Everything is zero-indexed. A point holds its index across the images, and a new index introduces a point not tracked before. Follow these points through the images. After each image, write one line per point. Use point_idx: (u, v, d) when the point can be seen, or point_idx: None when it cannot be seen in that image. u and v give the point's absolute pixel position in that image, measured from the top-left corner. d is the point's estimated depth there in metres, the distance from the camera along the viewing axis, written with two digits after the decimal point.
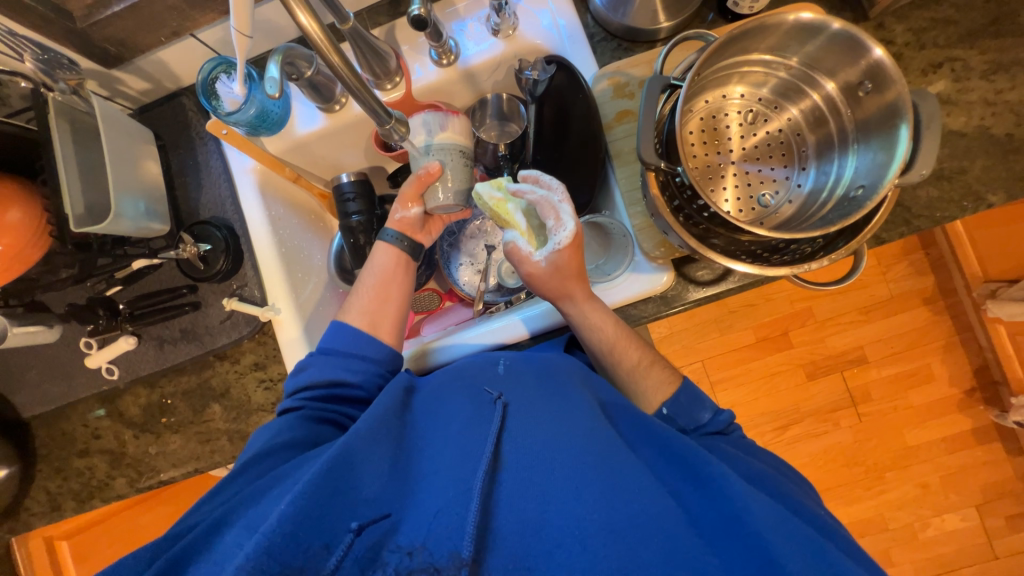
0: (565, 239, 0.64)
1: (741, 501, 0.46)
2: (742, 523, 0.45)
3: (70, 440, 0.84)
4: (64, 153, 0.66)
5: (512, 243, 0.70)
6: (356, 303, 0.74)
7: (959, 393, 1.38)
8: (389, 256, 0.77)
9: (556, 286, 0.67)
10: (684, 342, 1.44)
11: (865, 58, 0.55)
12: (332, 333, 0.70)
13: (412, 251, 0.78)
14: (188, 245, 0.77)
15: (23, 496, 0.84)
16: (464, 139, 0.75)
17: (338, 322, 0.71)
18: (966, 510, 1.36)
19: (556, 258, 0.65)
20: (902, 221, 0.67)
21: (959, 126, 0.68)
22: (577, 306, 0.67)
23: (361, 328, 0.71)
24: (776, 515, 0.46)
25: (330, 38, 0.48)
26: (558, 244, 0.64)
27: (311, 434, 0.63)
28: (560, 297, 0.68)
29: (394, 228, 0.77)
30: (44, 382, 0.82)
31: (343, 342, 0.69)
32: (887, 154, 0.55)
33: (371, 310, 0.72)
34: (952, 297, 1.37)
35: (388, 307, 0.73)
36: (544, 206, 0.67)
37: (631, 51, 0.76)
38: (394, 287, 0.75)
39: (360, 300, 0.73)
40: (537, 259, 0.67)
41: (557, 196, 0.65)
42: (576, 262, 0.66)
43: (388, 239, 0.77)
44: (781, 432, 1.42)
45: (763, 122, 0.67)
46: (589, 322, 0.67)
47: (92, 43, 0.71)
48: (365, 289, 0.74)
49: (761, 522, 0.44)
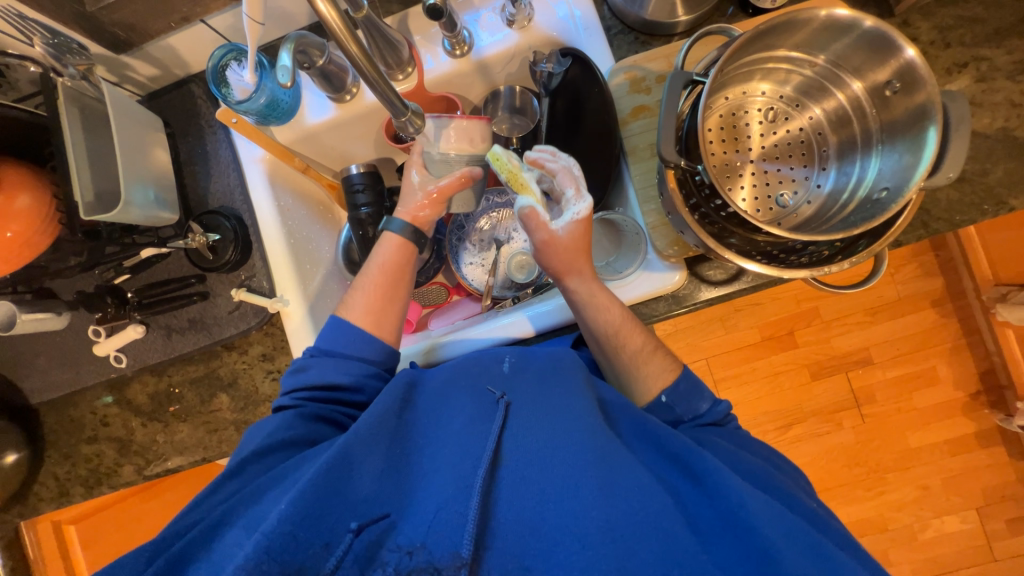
0: (583, 210, 0.66)
1: (738, 497, 0.46)
2: (741, 521, 0.45)
3: (78, 426, 0.85)
4: (73, 139, 0.65)
5: (530, 207, 0.67)
6: (358, 300, 0.71)
7: (964, 396, 1.38)
8: (392, 248, 0.74)
9: (563, 261, 0.67)
10: (689, 339, 1.44)
11: (896, 57, 0.53)
12: (334, 331, 0.68)
13: (416, 239, 0.75)
14: (197, 235, 0.76)
15: (31, 481, 0.84)
16: (477, 145, 0.78)
17: (338, 320, 0.69)
18: (966, 513, 1.36)
19: (570, 229, 0.67)
20: (919, 223, 0.66)
21: (982, 128, 0.66)
22: (585, 283, 0.67)
23: (363, 328, 0.69)
24: (774, 512, 0.46)
25: (348, 26, 0.47)
26: (577, 213, 0.66)
27: (310, 433, 0.62)
28: (566, 273, 0.68)
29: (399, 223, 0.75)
30: (52, 369, 0.82)
31: (348, 342, 0.68)
32: (914, 156, 0.54)
33: (376, 309, 0.70)
34: (961, 300, 1.36)
35: (393, 306, 0.72)
36: (563, 177, 0.69)
37: (648, 45, 0.74)
38: (398, 283, 0.73)
39: (363, 297, 0.71)
40: (553, 226, 0.67)
41: (577, 169, 0.69)
42: (584, 239, 0.67)
43: (395, 229, 0.74)
44: (784, 432, 1.41)
45: (784, 121, 0.66)
46: (596, 302, 0.66)
47: (101, 27, 0.70)
48: (366, 285, 0.72)
49: (760, 519, 0.44)
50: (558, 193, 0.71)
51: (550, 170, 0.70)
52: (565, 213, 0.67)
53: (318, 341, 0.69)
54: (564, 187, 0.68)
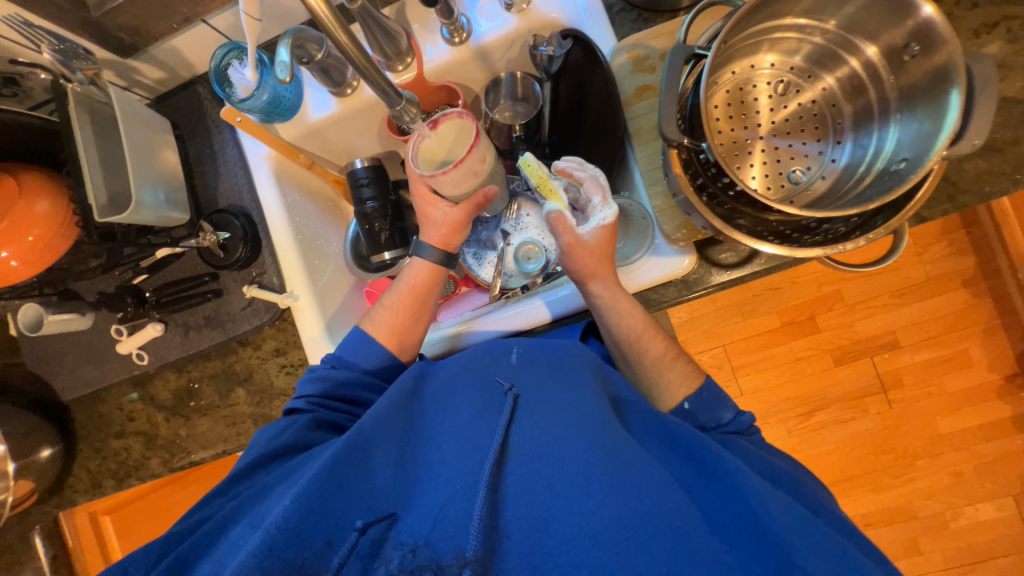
0: (609, 217, 0.65)
1: (758, 500, 0.45)
2: (757, 524, 0.44)
3: (107, 422, 0.88)
4: (85, 143, 0.67)
5: (558, 211, 0.67)
6: (383, 316, 0.74)
7: (998, 378, 1.32)
8: (423, 272, 0.75)
9: (586, 266, 0.66)
10: (704, 327, 1.41)
11: (912, 17, 0.50)
12: (358, 345, 0.72)
13: (446, 261, 0.77)
14: (208, 234, 0.78)
15: (66, 475, 0.89)
16: (456, 184, 0.70)
17: (361, 333, 0.72)
18: (1002, 499, 1.30)
19: (597, 234, 0.66)
20: (945, 197, 0.62)
21: (1014, 93, 0.62)
22: (607, 288, 0.66)
23: (383, 343, 0.72)
24: (791, 514, 0.45)
25: (338, 19, 0.48)
26: (602, 220, 0.65)
27: (306, 440, 0.62)
28: (589, 278, 0.67)
29: (428, 242, 0.76)
30: (80, 367, 0.85)
31: (367, 359, 0.71)
32: (934, 123, 0.51)
33: (401, 329, 0.74)
34: (995, 278, 1.29)
35: (416, 327, 0.75)
36: (589, 186, 0.67)
37: (652, 22, 0.72)
38: (422, 309, 0.75)
39: (388, 314, 0.74)
40: (581, 231, 0.66)
41: (604, 177, 0.67)
42: (610, 245, 0.66)
43: (423, 255, 0.75)
44: (805, 419, 1.38)
45: (795, 93, 0.63)
46: (619, 308, 0.65)
47: (107, 32, 0.72)
48: (391, 303, 0.74)
49: (779, 523, 0.43)
50: (583, 201, 0.70)
51: (577, 179, 0.68)
52: (591, 220, 0.66)
53: (340, 350, 0.72)
54: (590, 195, 0.67)
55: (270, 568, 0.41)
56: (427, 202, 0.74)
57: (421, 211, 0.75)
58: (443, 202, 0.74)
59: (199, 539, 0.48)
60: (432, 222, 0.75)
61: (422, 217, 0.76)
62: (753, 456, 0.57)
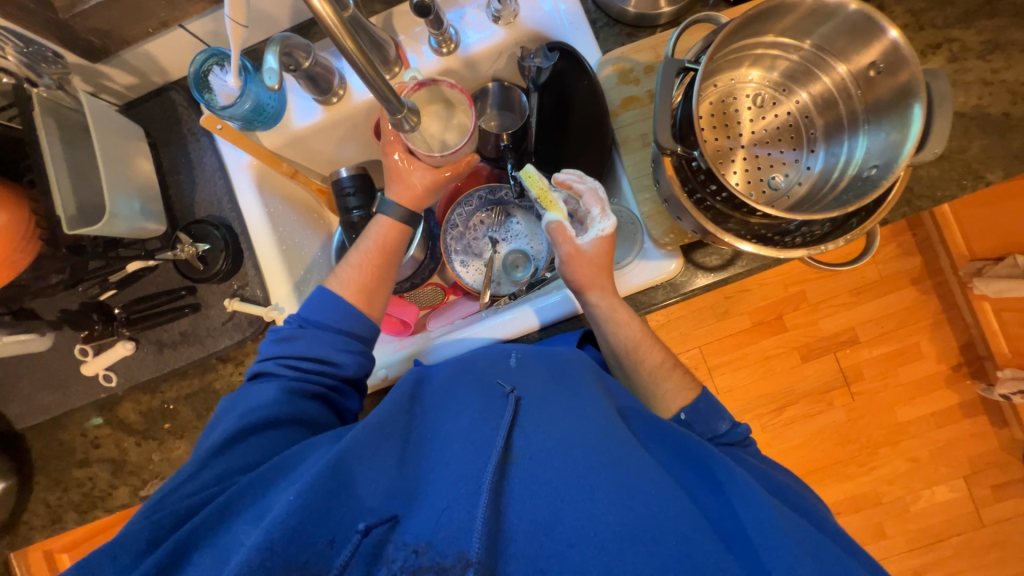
0: (608, 229, 0.66)
1: (763, 510, 0.47)
2: (763, 532, 0.45)
3: (68, 450, 0.82)
4: (51, 151, 0.63)
5: (558, 222, 0.68)
6: (349, 274, 0.72)
7: (947, 368, 1.42)
8: (390, 229, 0.75)
9: (586, 275, 0.68)
10: (682, 328, 1.45)
11: (880, 39, 0.55)
12: (324, 303, 0.68)
13: (411, 220, 0.76)
14: (186, 245, 0.74)
15: (21, 511, 0.81)
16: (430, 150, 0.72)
17: (328, 292, 0.69)
18: (954, 481, 1.40)
19: (596, 244, 0.67)
20: (903, 201, 0.68)
21: (958, 107, 0.69)
22: (606, 298, 0.67)
23: (349, 301, 0.69)
24: (792, 522, 0.47)
25: (345, 25, 0.47)
26: (601, 231, 0.66)
27: (292, 408, 0.62)
28: (588, 287, 0.68)
29: (394, 199, 0.75)
30: (38, 392, 0.79)
31: (336, 315, 0.68)
32: (900, 133, 0.55)
33: (368, 287, 0.71)
34: (939, 276, 1.40)
35: (383, 286, 0.73)
36: (588, 198, 0.69)
37: (634, 37, 0.75)
38: (388, 261, 0.74)
39: (355, 272, 0.72)
40: (580, 241, 0.68)
41: (603, 190, 0.68)
42: (608, 255, 0.68)
43: (388, 211, 0.75)
44: (778, 414, 1.44)
45: (772, 105, 0.68)
46: (616, 317, 0.67)
47: (76, 35, 0.68)
48: (358, 261, 0.72)
49: (783, 530, 0.45)
50: (583, 213, 0.72)
51: (577, 191, 0.70)
52: (590, 231, 0.68)
53: (305, 311, 0.69)
54: (589, 207, 0.68)
55: (273, 568, 0.40)
56: (402, 163, 0.74)
57: (393, 167, 0.74)
58: (419, 167, 0.74)
59: (190, 533, 0.45)
60: (406, 183, 0.75)
61: (393, 176, 0.75)
62: (751, 464, 0.59)
